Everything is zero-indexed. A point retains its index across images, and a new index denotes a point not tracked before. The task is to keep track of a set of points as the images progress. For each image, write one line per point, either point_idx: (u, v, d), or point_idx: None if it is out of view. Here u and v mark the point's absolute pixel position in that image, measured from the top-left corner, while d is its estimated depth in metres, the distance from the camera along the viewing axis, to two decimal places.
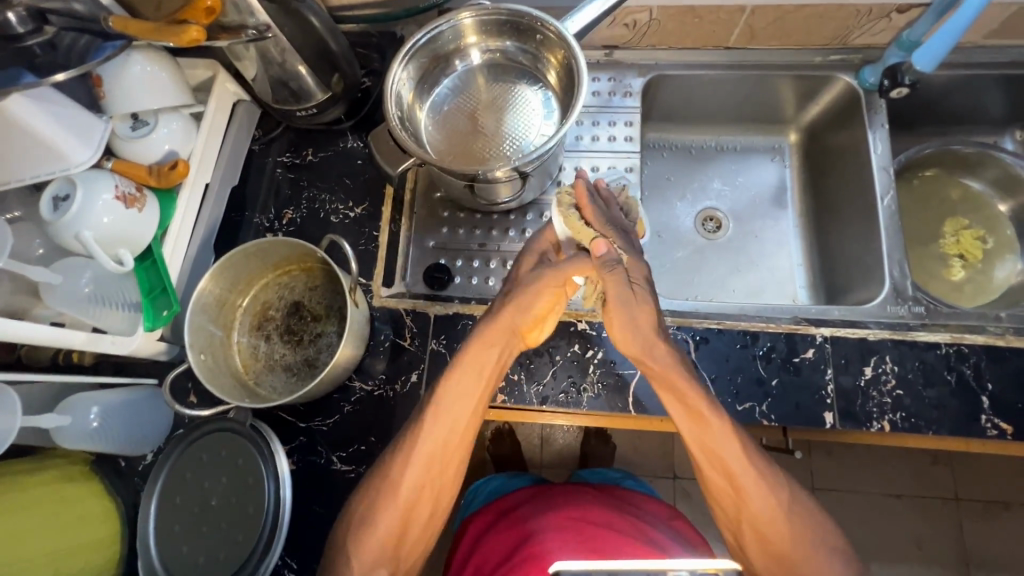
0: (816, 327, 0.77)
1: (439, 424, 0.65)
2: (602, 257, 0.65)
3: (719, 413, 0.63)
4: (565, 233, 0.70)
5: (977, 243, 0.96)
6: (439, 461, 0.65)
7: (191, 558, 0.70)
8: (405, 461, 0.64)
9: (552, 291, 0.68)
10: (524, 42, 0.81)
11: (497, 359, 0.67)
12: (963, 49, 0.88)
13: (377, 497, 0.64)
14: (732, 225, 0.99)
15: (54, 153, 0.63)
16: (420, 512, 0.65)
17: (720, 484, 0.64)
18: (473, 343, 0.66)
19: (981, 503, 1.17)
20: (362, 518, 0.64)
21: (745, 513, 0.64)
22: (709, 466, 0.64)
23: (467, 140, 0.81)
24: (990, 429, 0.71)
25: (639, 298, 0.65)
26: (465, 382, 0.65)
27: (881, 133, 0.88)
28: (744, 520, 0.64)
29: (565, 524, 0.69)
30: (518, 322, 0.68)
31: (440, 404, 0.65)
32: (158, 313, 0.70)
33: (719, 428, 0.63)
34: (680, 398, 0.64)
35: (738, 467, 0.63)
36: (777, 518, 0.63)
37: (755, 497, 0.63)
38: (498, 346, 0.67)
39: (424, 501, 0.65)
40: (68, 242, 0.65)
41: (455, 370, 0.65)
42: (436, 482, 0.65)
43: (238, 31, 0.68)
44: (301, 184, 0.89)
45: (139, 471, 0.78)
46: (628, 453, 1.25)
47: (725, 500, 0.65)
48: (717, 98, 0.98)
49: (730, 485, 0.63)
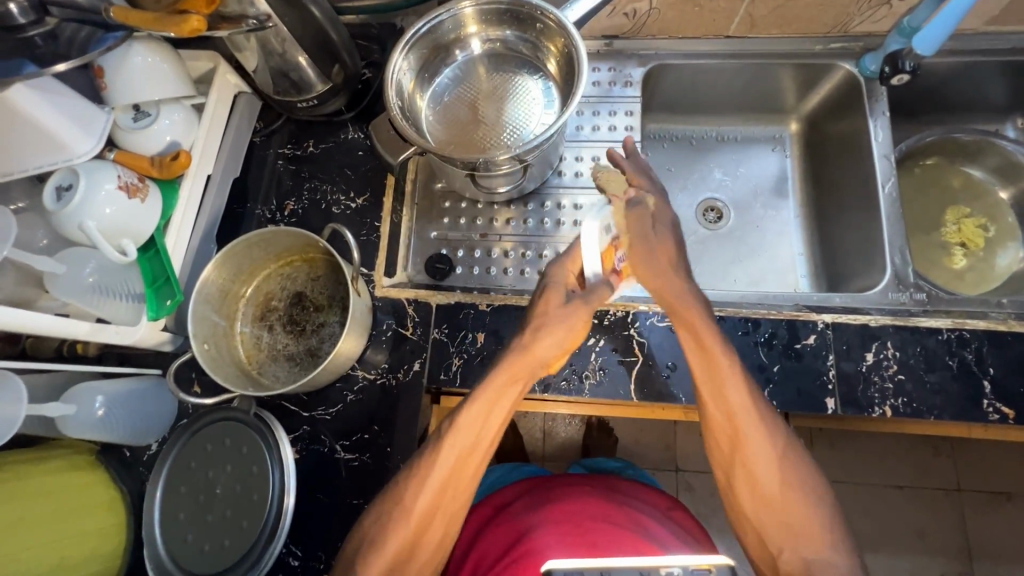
0: (817, 314, 0.77)
1: (458, 445, 0.62)
2: (630, 199, 0.66)
3: (730, 353, 0.64)
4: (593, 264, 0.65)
5: (979, 231, 0.96)
6: (455, 484, 0.62)
7: (196, 545, 0.70)
8: (421, 484, 0.62)
9: (581, 324, 0.66)
10: (524, 31, 0.81)
11: (518, 395, 0.65)
12: (964, 36, 0.88)
13: (392, 521, 0.61)
14: (733, 215, 0.99)
15: (57, 142, 0.64)
16: (431, 534, 0.62)
17: (717, 420, 0.64)
18: (499, 368, 0.64)
19: (983, 493, 1.18)
20: (373, 538, 0.61)
21: (741, 456, 0.62)
22: (713, 401, 0.64)
23: (468, 130, 0.82)
24: (992, 414, 0.71)
25: (657, 240, 0.65)
26: (489, 410, 0.63)
27: (882, 121, 0.88)
28: (739, 458, 0.62)
29: (562, 518, 0.68)
30: (544, 359, 0.66)
31: (460, 426, 0.63)
32: (161, 302, 0.70)
33: (724, 362, 0.63)
34: (693, 331, 0.65)
35: (741, 405, 0.62)
36: (775, 468, 0.61)
37: (756, 440, 0.62)
38: (523, 379, 0.65)
39: (436, 522, 0.62)
40: (71, 232, 0.65)
41: (480, 395, 0.63)
42: (449, 507, 0.63)
43: (238, 21, 0.68)
44: (303, 175, 0.89)
45: (145, 461, 0.79)
46: (629, 445, 1.25)
47: (723, 441, 0.64)
48: (717, 88, 0.98)
49: (731, 424, 0.63)
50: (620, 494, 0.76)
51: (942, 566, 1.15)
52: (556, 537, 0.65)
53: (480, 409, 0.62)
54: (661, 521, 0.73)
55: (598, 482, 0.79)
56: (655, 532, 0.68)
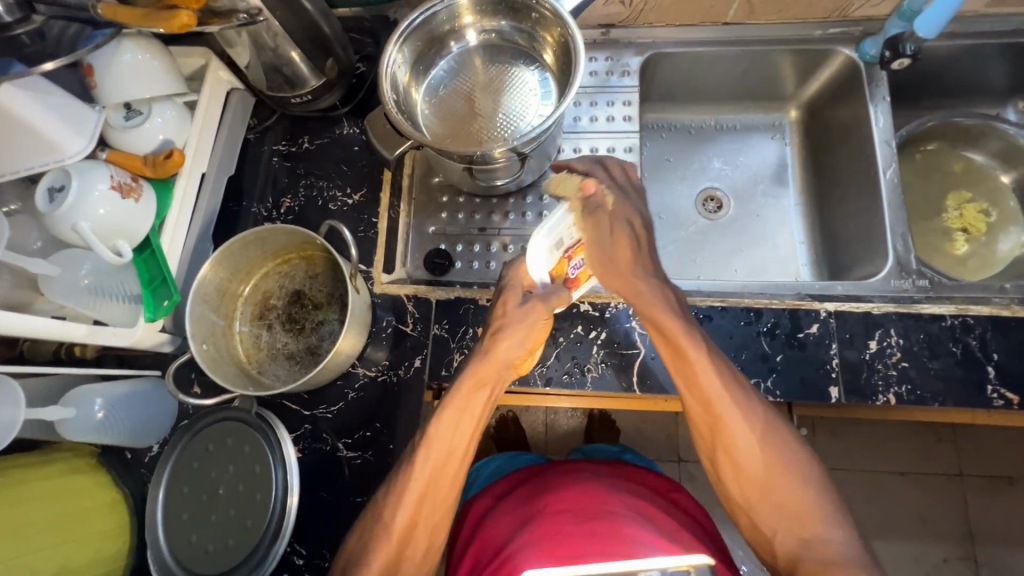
0: (820, 303, 0.77)
1: (432, 457, 0.62)
2: (589, 198, 0.62)
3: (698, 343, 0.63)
4: (539, 272, 0.65)
5: (980, 216, 0.95)
6: (429, 501, 0.62)
7: (200, 545, 0.70)
8: (399, 496, 0.61)
9: (540, 322, 0.65)
10: (519, 21, 0.80)
11: (486, 401, 0.64)
12: (963, 19, 0.87)
13: (373, 538, 0.61)
14: (732, 204, 0.98)
15: (47, 143, 0.62)
16: (413, 550, 0.60)
17: (694, 409, 0.64)
18: (464, 376, 0.63)
19: (984, 478, 1.18)
20: (356, 556, 0.60)
21: (720, 440, 0.62)
22: (688, 394, 0.64)
23: (464, 123, 0.81)
24: (996, 399, 0.71)
25: (616, 239, 0.62)
26: (458, 413, 0.63)
27: (883, 106, 0.87)
28: (718, 445, 0.62)
29: (563, 509, 0.67)
30: (508, 360, 0.64)
31: (434, 437, 0.62)
32: (159, 303, 0.70)
33: (694, 352, 0.62)
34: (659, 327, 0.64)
35: (714, 394, 0.62)
36: (755, 451, 0.61)
37: (734, 427, 0.61)
38: (491, 384, 0.64)
39: (417, 535, 0.61)
40: (65, 233, 0.64)
41: (449, 407, 0.63)
42: (431, 519, 0.62)
43: (229, 16, 0.67)
44: (299, 172, 0.88)
45: (146, 462, 0.78)
46: (632, 437, 1.25)
47: (704, 429, 0.63)
48: (716, 76, 0.97)
49: (708, 413, 0.62)
50: (622, 481, 0.76)
51: (945, 550, 1.15)
52: (551, 531, 0.64)
53: (449, 419, 0.62)
54: (664, 507, 0.72)
55: (597, 468, 0.79)
56: (661, 520, 0.67)
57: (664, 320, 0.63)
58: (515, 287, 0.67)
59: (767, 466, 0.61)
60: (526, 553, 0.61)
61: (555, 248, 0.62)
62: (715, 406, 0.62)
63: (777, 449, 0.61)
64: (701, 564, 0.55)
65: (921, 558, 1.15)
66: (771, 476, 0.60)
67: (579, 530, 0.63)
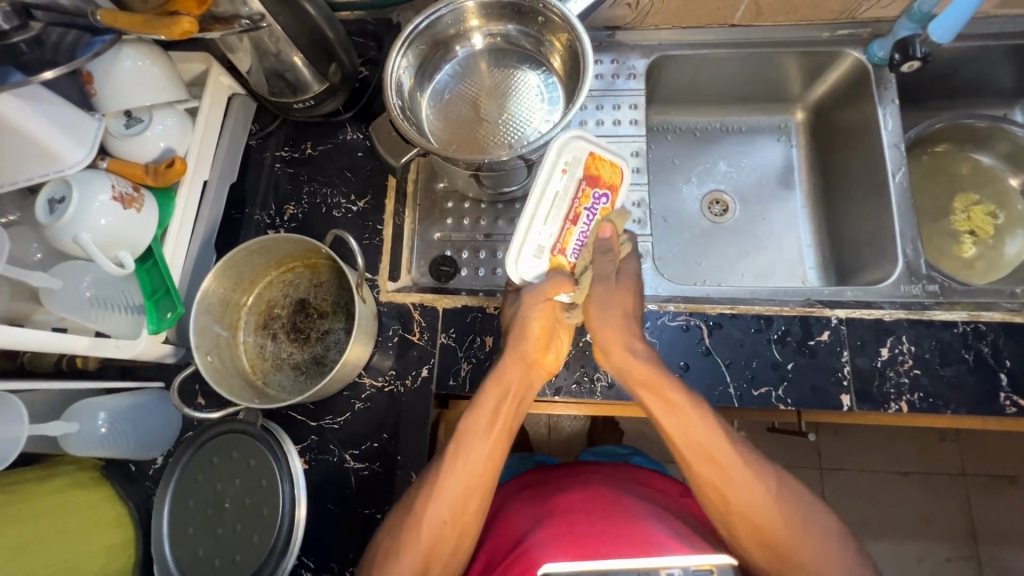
0: (830, 309, 0.76)
1: (459, 459, 0.65)
2: (603, 239, 0.72)
3: (699, 405, 0.64)
4: (519, 271, 0.71)
5: (988, 218, 0.95)
6: (466, 498, 0.64)
7: (207, 561, 0.69)
8: (427, 495, 0.64)
9: (541, 305, 0.68)
10: (526, 24, 0.78)
11: (514, 397, 0.68)
12: (974, 20, 0.86)
13: (398, 534, 0.63)
14: (739, 208, 0.97)
15: (46, 153, 0.61)
16: (441, 549, 0.63)
17: (705, 476, 0.63)
18: (490, 377, 0.68)
19: (988, 478, 1.18)
20: (385, 551, 0.63)
21: (736, 503, 0.63)
22: (696, 460, 0.63)
23: (469, 129, 0.79)
24: (1008, 407, 0.71)
25: (618, 285, 0.70)
26: (487, 412, 0.66)
27: (892, 109, 0.86)
28: (735, 507, 0.63)
29: (577, 506, 0.67)
30: (522, 358, 0.68)
31: (465, 438, 0.65)
32: (161, 316, 0.68)
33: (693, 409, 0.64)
34: (659, 393, 0.65)
35: (719, 450, 0.63)
36: (771, 509, 0.62)
37: (743, 482, 0.63)
38: (517, 388, 0.68)
39: (445, 537, 0.63)
40: (67, 245, 0.63)
41: (479, 407, 0.66)
42: (461, 521, 0.64)
43: (231, 21, 0.66)
44: (301, 179, 0.87)
45: (151, 475, 0.77)
46: (637, 440, 1.24)
47: (713, 493, 0.64)
48: (721, 79, 0.96)
49: (720, 473, 0.63)
50: (631, 484, 0.75)
51: (948, 550, 1.15)
52: (563, 530, 0.63)
53: (480, 412, 0.66)
54: (676, 514, 0.71)
55: (607, 471, 0.78)
56: (674, 524, 0.66)
57: (663, 387, 0.65)
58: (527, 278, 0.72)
59: (785, 521, 0.62)
60: (542, 548, 0.60)
61: (537, 254, 0.71)
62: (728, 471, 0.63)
63: (789, 504, 0.63)
64: (725, 563, 0.54)
65: (924, 557, 1.15)
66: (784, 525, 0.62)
67: (592, 530, 0.62)
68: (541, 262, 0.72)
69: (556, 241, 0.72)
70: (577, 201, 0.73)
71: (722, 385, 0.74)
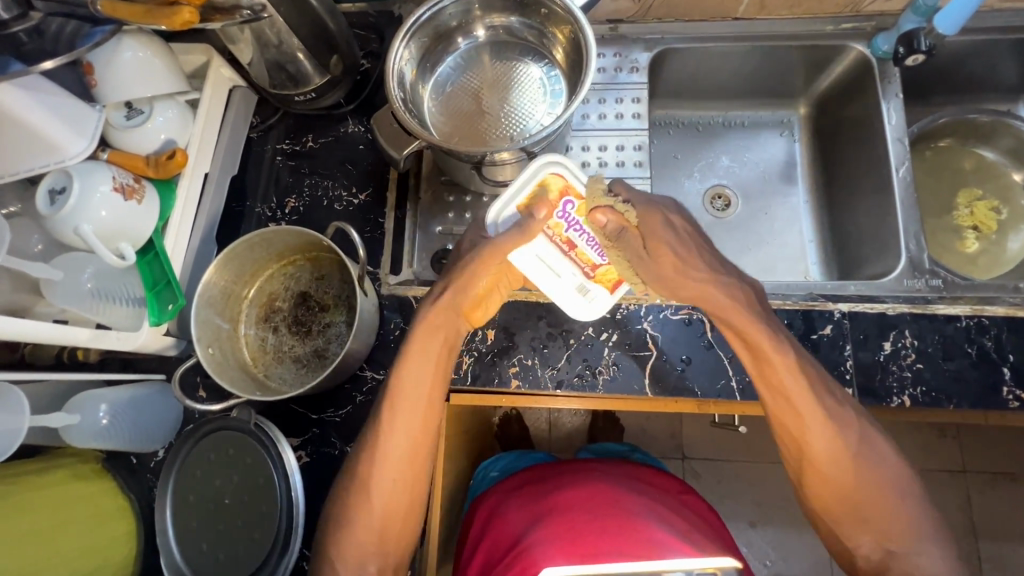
0: (833, 303, 0.76)
1: (403, 413, 0.66)
2: (607, 226, 0.68)
3: (785, 351, 0.64)
4: (588, 312, 0.74)
5: (991, 213, 0.94)
6: (411, 456, 0.66)
7: (210, 555, 0.70)
8: (372, 457, 0.65)
9: (494, 258, 0.68)
10: (529, 17, 0.78)
11: (442, 345, 0.68)
12: (978, 14, 0.85)
13: (353, 500, 0.65)
14: (741, 203, 0.97)
15: (47, 144, 0.61)
16: (397, 503, 0.66)
17: (779, 415, 0.66)
18: (417, 327, 0.68)
19: (988, 475, 1.18)
20: (340, 516, 0.65)
21: (805, 449, 0.65)
22: (773, 401, 0.66)
23: (471, 121, 0.79)
24: (1012, 401, 0.71)
25: (652, 251, 0.67)
26: (419, 365, 0.66)
27: (896, 103, 0.86)
28: (807, 449, 0.65)
29: (573, 505, 0.67)
30: (456, 304, 0.68)
31: (400, 393, 0.66)
32: (162, 308, 0.68)
33: (776, 357, 0.64)
34: (741, 335, 0.66)
35: (798, 397, 0.64)
36: (839, 458, 0.64)
37: (816, 430, 0.64)
38: (445, 334, 0.68)
39: (399, 492, 0.66)
40: (67, 237, 0.63)
41: (408, 362, 0.66)
42: (410, 476, 0.66)
43: (232, 12, 0.65)
44: (303, 172, 0.86)
45: (151, 467, 0.77)
46: (637, 436, 1.24)
47: (786, 436, 0.66)
48: (725, 73, 0.96)
49: (794, 420, 0.65)
50: (631, 479, 0.75)
51: None
52: (561, 529, 0.63)
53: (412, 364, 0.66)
54: (677, 510, 0.71)
55: (609, 467, 0.78)
56: (674, 521, 0.66)
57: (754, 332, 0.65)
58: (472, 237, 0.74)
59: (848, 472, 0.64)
60: (542, 549, 0.60)
61: (584, 291, 0.74)
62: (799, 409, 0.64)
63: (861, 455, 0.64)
64: (729, 567, 0.56)
65: None
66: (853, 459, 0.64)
67: (592, 529, 0.62)
68: (596, 294, 0.74)
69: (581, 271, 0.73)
70: (556, 233, 0.73)
71: (724, 379, 0.74)
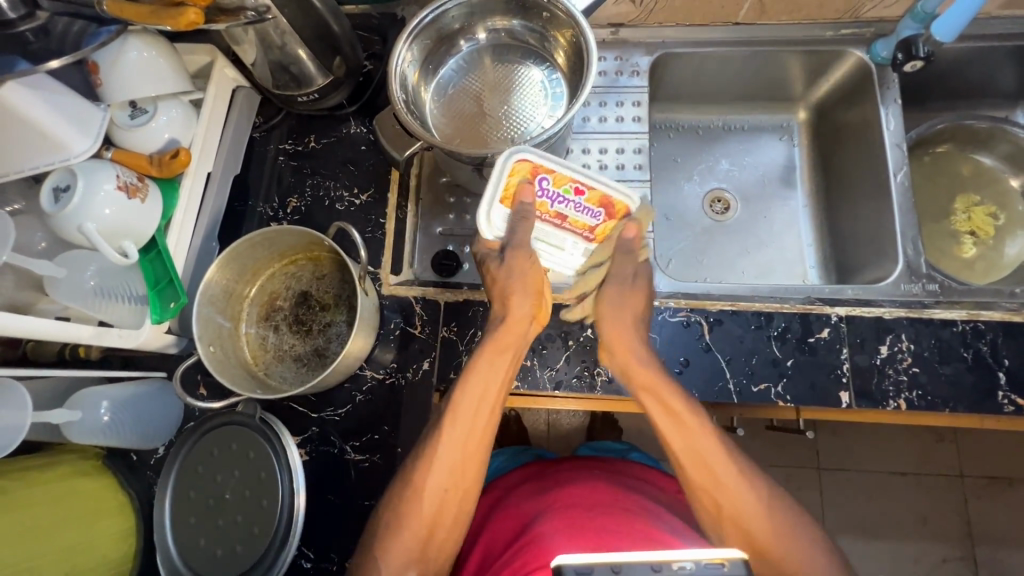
0: (831, 307, 0.76)
1: (460, 423, 0.64)
2: (626, 239, 0.69)
3: (697, 412, 0.65)
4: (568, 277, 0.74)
5: (988, 219, 0.95)
6: (464, 463, 0.64)
7: (208, 551, 0.70)
8: (428, 464, 0.63)
9: (528, 267, 0.68)
10: (531, 20, 0.79)
11: (509, 363, 0.67)
12: (977, 21, 0.86)
13: (403, 502, 0.62)
14: (740, 206, 0.98)
15: (52, 142, 0.61)
16: (447, 510, 0.63)
17: (698, 481, 0.63)
18: (484, 345, 0.68)
19: (984, 480, 1.18)
20: (387, 523, 0.62)
21: (727, 513, 0.62)
22: (691, 465, 0.64)
23: (473, 123, 0.80)
24: (1006, 405, 0.71)
25: (632, 287, 0.71)
26: (483, 378, 0.66)
27: (894, 109, 0.86)
28: (726, 514, 0.62)
29: (573, 501, 0.67)
30: (527, 312, 0.69)
31: (460, 403, 0.65)
32: (165, 305, 0.68)
33: (691, 417, 0.65)
34: (660, 399, 0.66)
35: (711, 455, 0.63)
36: (762, 515, 0.61)
37: (735, 491, 0.62)
38: (512, 348, 0.68)
39: (449, 502, 0.63)
40: (71, 234, 0.63)
41: (473, 373, 0.66)
42: (462, 486, 0.64)
43: (237, 14, 0.66)
44: (305, 172, 0.87)
45: (152, 464, 0.78)
46: (635, 438, 1.25)
47: (706, 501, 0.63)
48: (724, 78, 0.96)
49: (712, 481, 0.63)
50: (630, 478, 0.76)
51: (944, 551, 1.15)
52: (564, 522, 0.63)
53: (478, 372, 0.66)
54: (675, 510, 0.72)
55: (608, 466, 0.78)
56: (673, 521, 0.67)
57: (664, 391, 0.66)
58: (488, 254, 0.72)
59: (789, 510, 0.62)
60: (546, 541, 0.61)
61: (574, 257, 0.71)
62: (706, 482, 0.63)
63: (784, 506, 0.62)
64: (737, 558, 0.47)
65: (922, 558, 1.15)
66: (773, 537, 0.60)
67: (595, 522, 0.63)
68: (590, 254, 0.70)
69: (580, 237, 0.69)
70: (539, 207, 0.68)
71: (721, 381, 0.74)
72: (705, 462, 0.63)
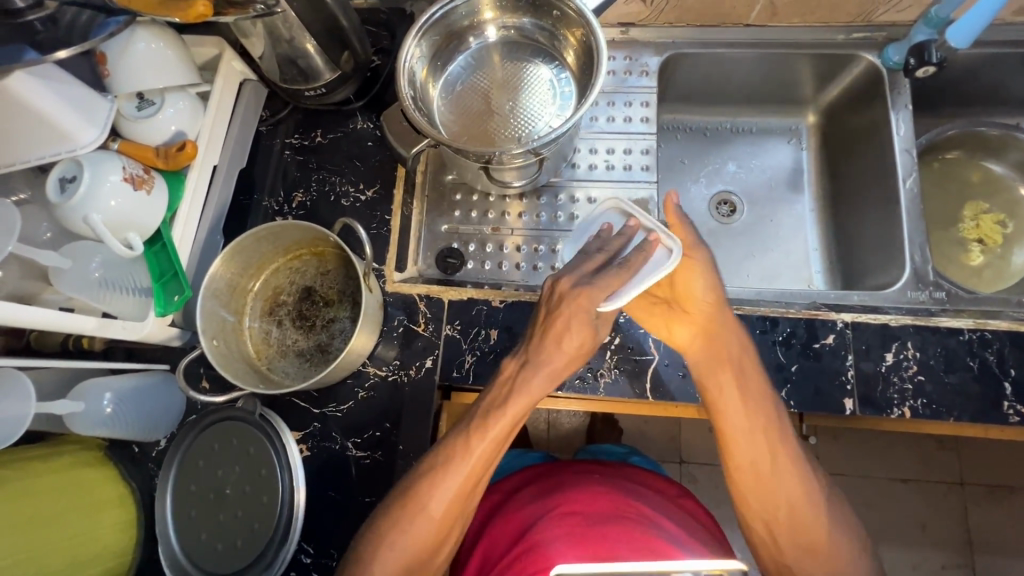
0: (836, 313, 0.76)
1: (479, 459, 0.62)
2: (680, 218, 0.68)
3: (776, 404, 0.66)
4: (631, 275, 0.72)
5: (997, 227, 0.94)
6: (469, 490, 0.62)
7: (209, 544, 0.70)
8: (439, 486, 0.61)
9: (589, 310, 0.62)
10: (541, 18, 0.78)
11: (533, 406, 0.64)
12: (992, 27, 0.85)
13: (398, 516, 0.62)
14: (746, 209, 0.97)
15: (58, 133, 0.61)
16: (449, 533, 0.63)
17: (760, 469, 0.64)
18: (518, 381, 0.63)
19: (984, 488, 1.18)
20: (388, 539, 0.61)
21: (780, 504, 0.64)
22: (756, 452, 0.64)
23: (481, 121, 0.79)
24: (1012, 416, 0.71)
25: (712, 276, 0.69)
26: (513, 416, 0.62)
27: (905, 114, 0.86)
28: (784, 509, 0.64)
29: (573, 509, 0.66)
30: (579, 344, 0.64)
31: (488, 437, 0.62)
32: (169, 298, 0.68)
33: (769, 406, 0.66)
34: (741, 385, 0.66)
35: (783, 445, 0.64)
36: (811, 512, 0.63)
37: (791, 485, 0.64)
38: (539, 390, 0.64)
39: (452, 525, 0.63)
40: (77, 225, 0.63)
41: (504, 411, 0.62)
42: (465, 508, 0.63)
43: (245, 6, 0.64)
44: (310, 167, 0.87)
45: (154, 457, 0.77)
46: (636, 439, 1.24)
47: (760, 487, 0.64)
48: (735, 79, 0.95)
49: (773, 472, 0.64)
50: (632, 483, 0.76)
51: (943, 558, 1.15)
52: (565, 530, 0.63)
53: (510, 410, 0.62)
54: (676, 514, 0.72)
55: (608, 470, 0.78)
56: (675, 530, 0.67)
57: (748, 378, 0.67)
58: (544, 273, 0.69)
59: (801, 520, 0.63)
60: (548, 551, 0.60)
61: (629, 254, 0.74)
62: (771, 471, 0.64)
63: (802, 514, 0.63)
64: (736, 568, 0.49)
65: (920, 565, 1.15)
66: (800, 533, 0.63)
67: (596, 531, 0.63)
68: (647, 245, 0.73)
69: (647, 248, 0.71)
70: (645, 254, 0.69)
71: None
72: (771, 447, 0.64)
